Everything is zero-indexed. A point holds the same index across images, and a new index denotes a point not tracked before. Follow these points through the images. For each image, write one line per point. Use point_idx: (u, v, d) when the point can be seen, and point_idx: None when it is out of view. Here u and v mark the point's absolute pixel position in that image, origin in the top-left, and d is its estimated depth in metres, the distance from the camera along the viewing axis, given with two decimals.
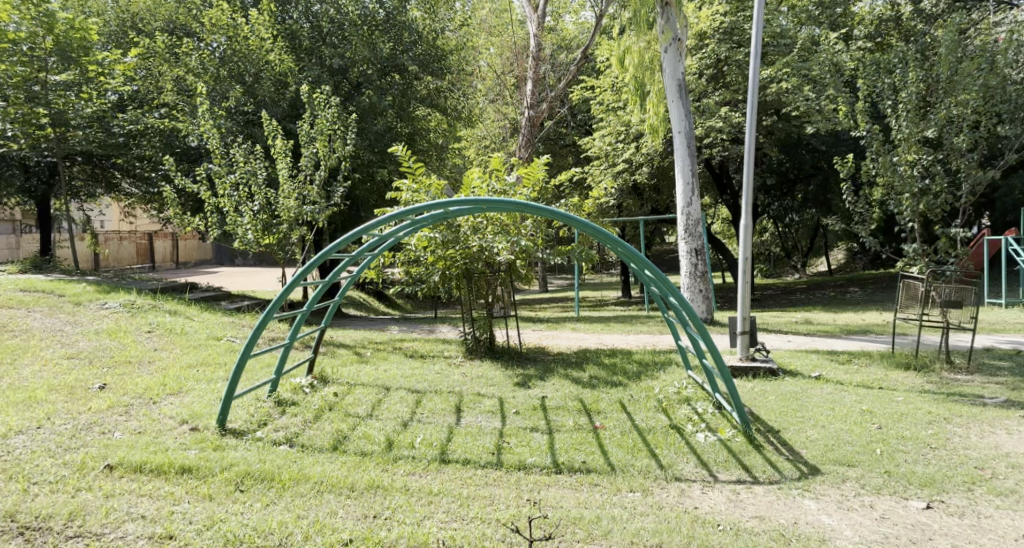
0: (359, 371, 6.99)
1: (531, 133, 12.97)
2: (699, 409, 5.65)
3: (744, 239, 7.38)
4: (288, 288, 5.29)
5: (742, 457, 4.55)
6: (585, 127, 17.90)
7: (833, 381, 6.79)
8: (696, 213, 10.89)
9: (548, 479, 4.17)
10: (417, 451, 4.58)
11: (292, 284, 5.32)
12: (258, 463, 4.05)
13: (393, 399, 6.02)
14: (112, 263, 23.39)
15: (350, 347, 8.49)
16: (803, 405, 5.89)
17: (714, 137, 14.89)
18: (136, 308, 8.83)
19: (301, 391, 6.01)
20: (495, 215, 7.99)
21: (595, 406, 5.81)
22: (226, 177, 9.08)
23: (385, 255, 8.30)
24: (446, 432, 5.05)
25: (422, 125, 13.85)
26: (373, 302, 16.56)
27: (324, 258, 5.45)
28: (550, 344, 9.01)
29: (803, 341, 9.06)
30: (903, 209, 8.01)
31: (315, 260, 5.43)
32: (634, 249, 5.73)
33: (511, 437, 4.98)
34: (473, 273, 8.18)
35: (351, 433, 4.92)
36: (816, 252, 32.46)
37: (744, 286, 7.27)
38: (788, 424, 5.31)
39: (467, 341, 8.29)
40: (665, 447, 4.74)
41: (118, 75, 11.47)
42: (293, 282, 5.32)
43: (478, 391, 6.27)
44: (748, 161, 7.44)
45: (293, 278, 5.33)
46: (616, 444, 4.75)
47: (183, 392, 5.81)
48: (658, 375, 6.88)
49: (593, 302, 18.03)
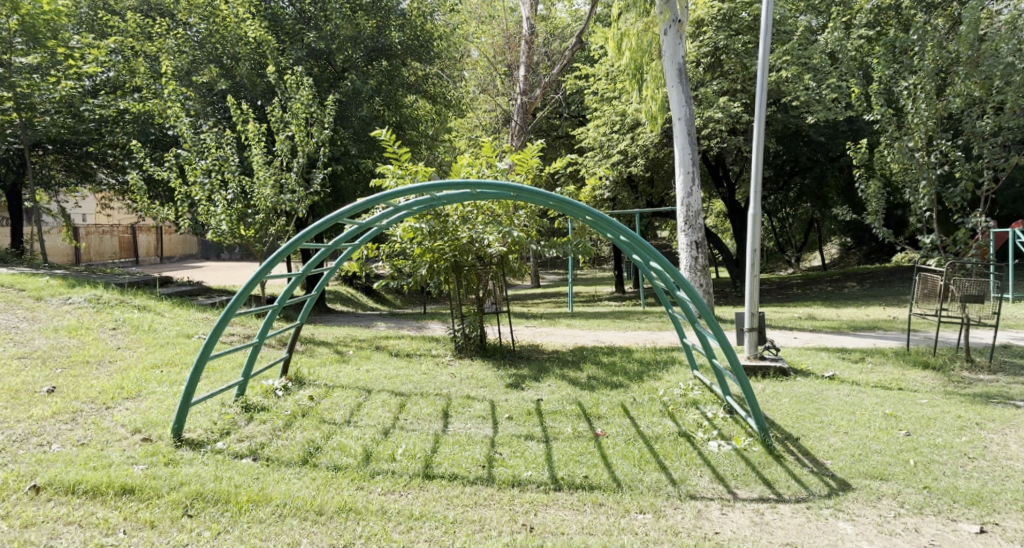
0: (339, 372, 6.47)
1: (524, 120, 12.45)
2: (709, 414, 5.18)
3: (752, 229, 6.85)
4: (254, 279, 4.65)
5: (761, 470, 4.07)
6: (578, 117, 17.56)
7: (849, 382, 6.32)
8: (696, 204, 10.38)
9: (544, 497, 3.67)
10: (397, 465, 4.07)
11: (258, 274, 4.69)
12: (212, 481, 3.55)
13: (375, 403, 5.51)
14: (93, 258, 22.77)
15: (330, 346, 7.96)
16: (821, 408, 5.41)
17: (713, 128, 14.43)
18: (102, 303, 8.27)
19: (273, 395, 5.50)
20: (486, 204, 7.47)
21: (595, 410, 5.32)
22: (196, 163, 8.47)
23: (369, 247, 7.77)
24: (432, 442, 4.55)
25: (410, 113, 13.31)
26: (360, 297, 16.01)
27: (296, 246, 4.81)
28: (545, 342, 8.54)
29: (810, 338, 8.60)
30: (919, 197, 7.36)
31: (287, 247, 4.79)
32: (643, 240, 5.17)
33: (504, 447, 4.49)
34: (462, 266, 7.66)
35: (326, 443, 4.41)
36: (810, 247, 32.20)
37: (752, 281, 6.79)
38: (807, 430, 4.85)
39: (456, 339, 7.77)
40: (675, 458, 4.26)
41: (90, 59, 10.83)
42: (260, 271, 4.70)
43: (468, 394, 5.77)
44: (756, 146, 6.90)
45: (261, 268, 4.70)
46: (620, 454, 4.26)
47: (142, 395, 5.28)
48: (662, 375, 6.40)
49: (587, 298, 17.56)
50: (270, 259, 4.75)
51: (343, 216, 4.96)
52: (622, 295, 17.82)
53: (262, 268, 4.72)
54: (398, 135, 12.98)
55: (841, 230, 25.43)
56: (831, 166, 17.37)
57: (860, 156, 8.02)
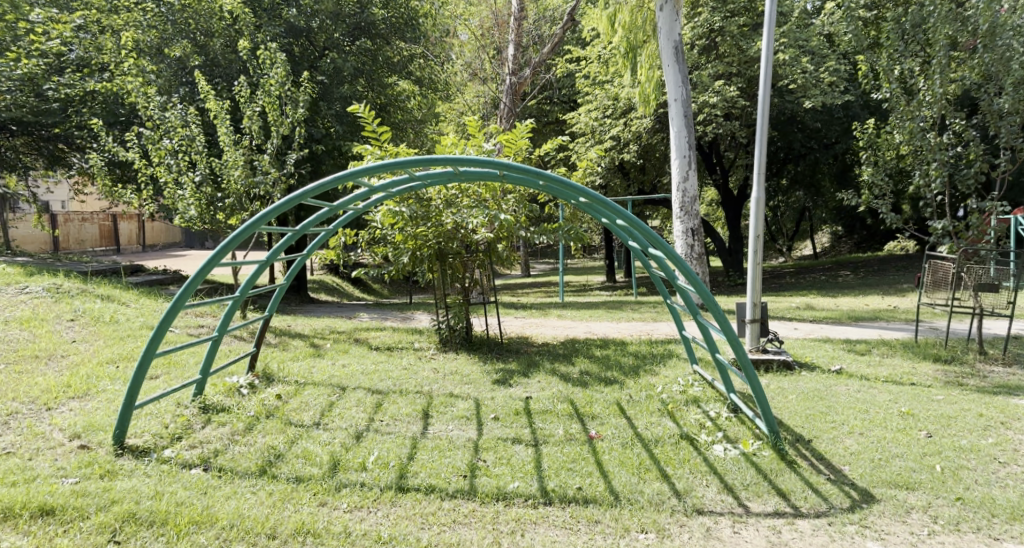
0: (311, 367, 6.01)
1: (514, 102, 11.93)
2: (712, 413, 4.78)
3: (755, 212, 6.42)
4: (204, 267, 4.17)
5: (774, 479, 3.65)
6: (569, 101, 17.04)
7: (858, 376, 5.92)
8: (693, 189, 9.93)
9: (532, 513, 3.26)
10: (369, 475, 3.63)
11: (210, 261, 4.21)
12: (150, 499, 3.12)
13: (349, 402, 5.06)
14: (72, 246, 22.15)
15: (306, 339, 7.50)
16: (832, 406, 5.00)
17: (708, 113, 13.98)
18: (62, 293, 7.78)
19: (236, 394, 5.06)
20: (472, 186, 6.99)
21: (588, 408, 4.90)
22: (161, 143, 7.93)
23: (347, 232, 7.29)
24: (409, 447, 4.12)
25: (393, 96, 12.79)
26: (345, 287, 15.54)
27: (253, 229, 4.31)
28: (534, 334, 8.09)
29: (812, 329, 8.20)
30: (930, 181, 6.95)
31: (243, 230, 4.30)
32: (647, 225, 4.68)
33: (488, 453, 4.06)
34: (447, 255, 7.20)
35: (288, 451, 3.96)
36: (802, 236, 31.87)
37: (754, 270, 6.36)
38: (819, 432, 4.44)
39: (440, 331, 7.31)
40: (677, 465, 3.84)
41: (54, 35, 10.24)
42: (212, 258, 4.21)
43: (451, 392, 5.33)
44: (761, 126, 6.44)
45: (214, 254, 4.22)
46: (616, 461, 3.85)
47: (89, 395, 4.83)
48: (658, 370, 5.97)
49: (578, 288, 17.15)
50: (224, 244, 4.26)
51: (307, 196, 4.44)
52: (612, 284, 17.43)
53: (215, 255, 4.23)
54: (382, 118, 12.44)
55: (832, 219, 25.11)
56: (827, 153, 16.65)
57: (866, 138, 7.63)
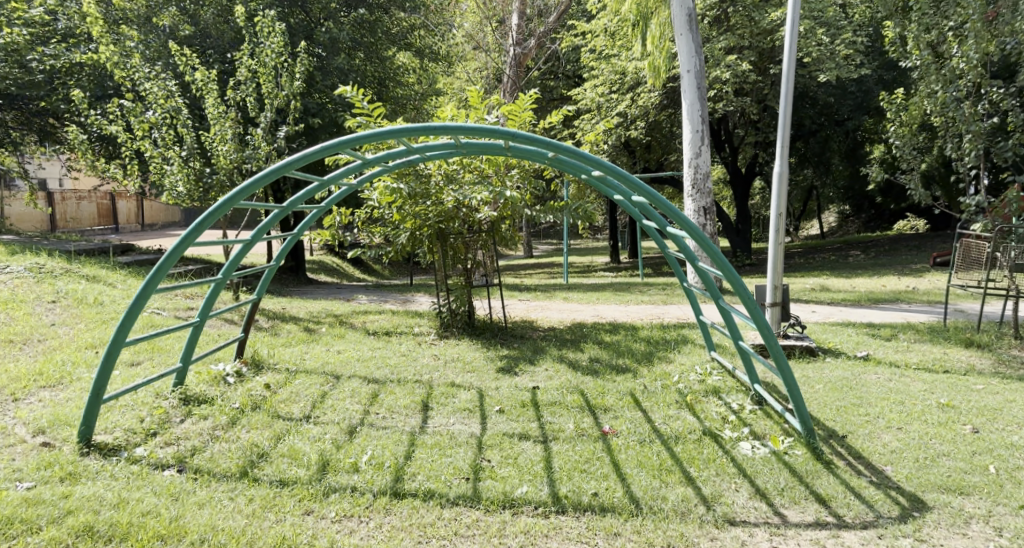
0: (303, 354, 5.65)
1: (517, 74, 11.39)
2: (735, 406, 4.42)
3: (778, 187, 6.02)
4: (177, 247, 3.77)
5: (811, 482, 3.30)
6: (574, 76, 16.52)
7: (887, 363, 5.54)
8: (705, 165, 9.48)
9: (544, 525, 2.92)
10: (362, 478, 3.28)
11: (184, 240, 3.81)
12: (112, 508, 2.78)
13: (342, 392, 4.70)
14: (70, 224, 21.75)
15: (300, 322, 7.14)
16: (864, 397, 4.62)
17: (719, 88, 13.45)
18: (45, 273, 7.41)
19: (222, 383, 4.71)
20: (474, 161, 6.57)
21: (600, 400, 4.54)
22: (143, 115, 7.53)
23: (342, 211, 6.89)
24: (406, 444, 3.76)
25: (390, 68, 12.32)
26: (345, 268, 15.18)
27: (231, 203, 3.90)
28: (540, 318, 7.71)
29: (832, 312, 7.80)
30: (963, 154, 6.50)
31: (220, 206, 3.89)
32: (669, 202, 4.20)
33: (493, 451, 3.70)
34: (448, 235, 6.79)
35: (274, 449, 3.60)
36: (808, 216, 31.41)
37: (777, 250, 5.96)
38: (854, 426, 4.08)
39: (441, 316, 6.93)
40: (702, 466, 3.48)
41: (37, 4, 9.76)
42: (186, 237, 3.81)
43: (453, 381, 4.96)
44: (785, 96, 6.02)
45: (188, 232, 3.81)
46: (634, 462, 3.49)
47: (62, 384, 4.48)
48: (673, 357, 5.60)
49: (582, 269, 16.74)
50: (199, 221, 3.85)
51: (292, 168, 4.01)
52: (618, 265, 17.00)
53: (188, 234, 3.82)
54: (381, 93, 12.13)
55: (841, 198, 24.62)
56: (838, 130, 16.15)
57: (895, 110, 7.29)
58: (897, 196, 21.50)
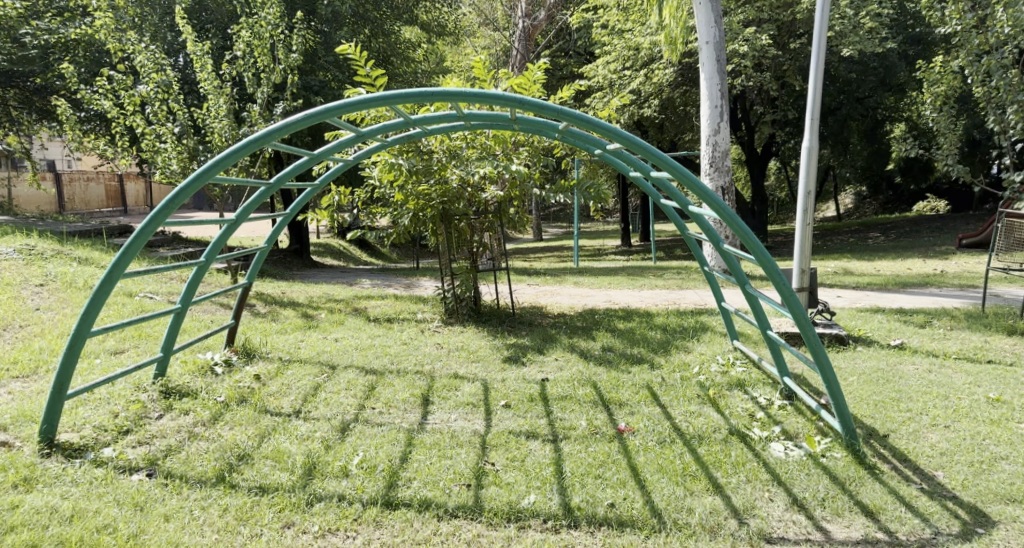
0: (298, 342, 5.33)
1: (526, 47, 10.94)
2: (764, 402, 4.04)
3: (806, 163, 5.60)
4: (146, 228, 3.43)
5: (855, 490, 2.95)
6: (586, 52, 16.00)
7: (925, 352, 5.14)
8: (724, 142, 9.03)
9: (552, 542, 2.61)
10: (350, 483, 2.95)
11: (153, 220, 3.45)
12: (63, 523, 2.52)
13: (337, 384, 4.38)
14: (79, 207, 21.55)
15: (298, 308, 6.81)
16: (903, 391, 4.23)
17: (737, 63, 12.91)
18: (34, 255, 7.12)
19: (209, 374, 4.39)
20: (479, 137, 6.19)
21: (616, 394, 4.18)
22: (134, 89, 7.21)
23: (342, 190, 6.54)
24: (402, 444, 3.43)
25: (395, 42, 11.93)
26: (352, 251, 14.85)
27: (204, 178, 3.51)
28: (549, 303, 7.35)
29: (858, 297, 7.39)
30: (1006, 126, 6.07)
31: (192, 181, 3.49)
32: (698, 179, 3.70)
33: (498, 452, 3.35)
34: (453, 216, 6.41)
35: (257, 450, 3.26)
36: (823, 197, 30.78)
37: (805, 230, 5.56)
38: (895, 423, 3.70)
39: (446, 301, 6.58)
40: (730, 470, 3.12)
41: None
42: (154, 218, 3.45)
43: (456, 372, 4.62)
44: (815, 65, 5.61)
45: (156, 212, 3.45)
46: (654, 466, 3.15)
47: (37, 375, 4.17)
48: (692, 347, 5.22)
49: (592, 252, 16.33)
50: (169, 200, 3.47)
51: (271, 141, 3.56)
52: (629, 248, 16.57)
53: (157, 213, 3.46)
54: (385, 69, 11.73)
55: (858, 179, 24.03)
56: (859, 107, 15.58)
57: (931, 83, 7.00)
58: (917, 177, 20.93)
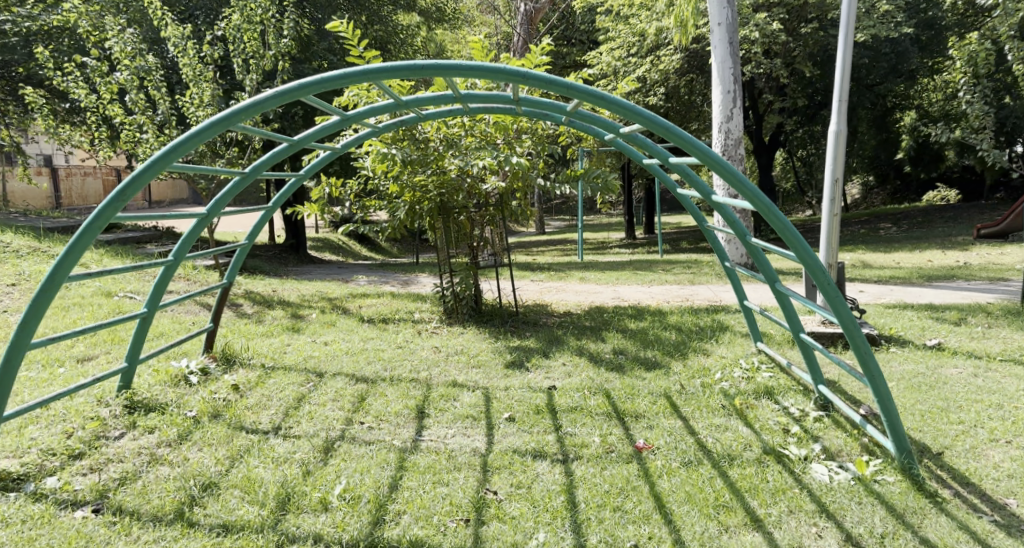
0: (284, 345, 4.92)
1: (528, 32, 10.48)
2: (797, 413, 3.63)
3: (834, 147, 5.15)
4: (94, 223, 3.05)
5: (916, 525, 2.56)
6: (589, 39, 15.51)
7: (965, 353, 4.72)
8: (737, 129, 8.56)
9: None
10: (330, 522, 2.55)
11: (100, 215, 3.08)
12: None
13: (323, 394, 3.96)
14: (76, 202, 21.15)
15: (288, 307, 6.40)
16: (951, 398, 3.81)
17: (746, 49, 12.44)
18: (8, 253, 6.71)
19: (183, 384, 3.98)
20: (479, 124, 5.77)
21: (631, 405, 3.75)
22: (111, 77, 6.82)
23: (333, 181, 6.12)
24: (393, 467, 3.01)
25: (392, 27, 11.50)
26: (350, 246, 14.45)
27: (160, 167, 3.09)
28: (554, 301, 6.93)
29: (883, 292, 6.96)
30: None
31: (146, 170, 3.08)
32: (727, 162, 3.22)
33: (501, 477, 2.94)
34: (451, 209, 5.97)
35: (224, 478, 2.84)
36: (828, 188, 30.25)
37: (832, 222, 5.11)
38: (948, 438, 3.26)
39: (445, 299, 6.16)
40: (768, 499, 2.73)
41: None
42: (103, 211, 3.08)
43: (454, 379, 4.21)
44: (843, 41, 5.18)
45: (104, 206, 3.07)
46: (681, 494, 2.74)
47: None
48: (711, 349, 4.79)
49: (596, 245, 15.93)
50: (118, 191, 3.10)
51: (237, 122, 3.11)
52: (634, 241, 16.14)
53: (106, 206, 3.09)
54: (382, 56, 11.33)
55: (865, 168, 23.53)
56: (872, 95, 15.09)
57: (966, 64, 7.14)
58: (928, 166, 20.42)
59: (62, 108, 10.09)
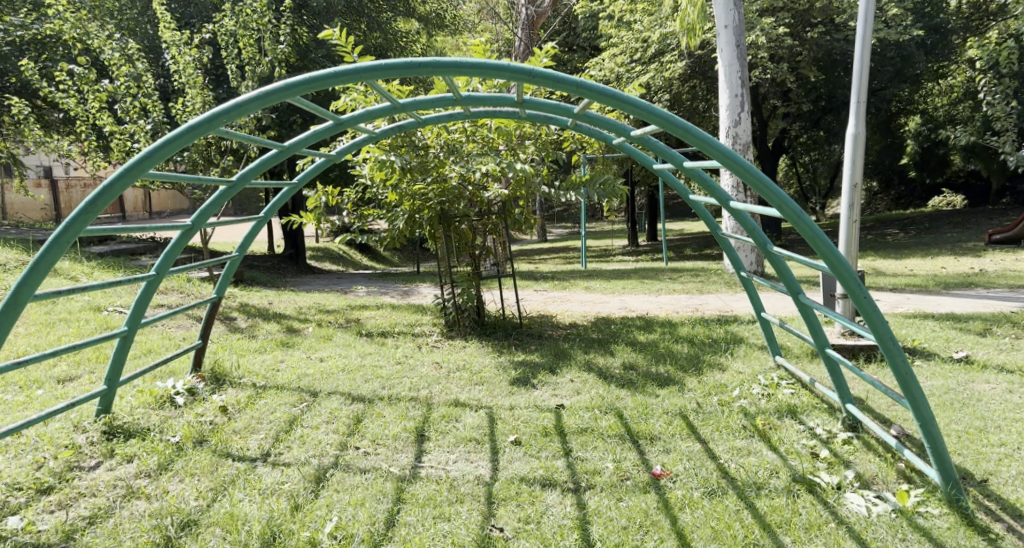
0: (278, 362, 4.68)
1: (529, 37, 10.29)
2: (824, 434, 3.37)
3: (852, 150, 4.91)
4: (60, 237, 2.83)
5: None
6: (591, 45, 15.33)
7: (995, 366, 4.47)
8: (745, 133, 8.33)
9: None
10: None
11: (68, 229, 2.85)
12: None
13: (316, 416, 3.71)
14: None
15: (283, 320, 6.15)
16: (989, 416, 3.56)
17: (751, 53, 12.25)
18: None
19: (168, 406, 3.74)
20: (480, 129, 5.53)
21: (645, 426, 3.51)
22: (99, 84, 6.62)
23: (329, 189, 5.89)
24: (390, 499, 2.78)
25: (391, 33, 11.33)
26: (351, 255, 14.24)
27: (134, 175, 2.85)
28: (559, 312, 6.69)
29: (900, 300, 6.71)
30: None
31: (119, 179, 2.86)
32: (750, 165, 2.96)
33: (507, 510, 2.71)
34: (452, 217, 5.73)
35: (205, 514, 2.63)
36: None
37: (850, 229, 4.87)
38: (992, 462, 3.01)
39: (446, 311, 5.92)
40: (801, 535, 2.51)
41: None
42: (72, 224, 2.85)
43: (456, 398, 3.96)
44: (860, 41, 4.95)
45: (71, 220, 2.84)
46: (706, 531, 2.52)
47: None
48: (727, 364, 4.53)
49: (601, 253, 15.70)
50: (86, 205, 2.86)
51: (219, 126, 2.88)
52: (638, 249, 15.92)
53: (74, 219, 2.85)
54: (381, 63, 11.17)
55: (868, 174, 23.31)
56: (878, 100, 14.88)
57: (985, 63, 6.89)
58: (934, 171, 19.48)
59: (55, 118, 9.91)
